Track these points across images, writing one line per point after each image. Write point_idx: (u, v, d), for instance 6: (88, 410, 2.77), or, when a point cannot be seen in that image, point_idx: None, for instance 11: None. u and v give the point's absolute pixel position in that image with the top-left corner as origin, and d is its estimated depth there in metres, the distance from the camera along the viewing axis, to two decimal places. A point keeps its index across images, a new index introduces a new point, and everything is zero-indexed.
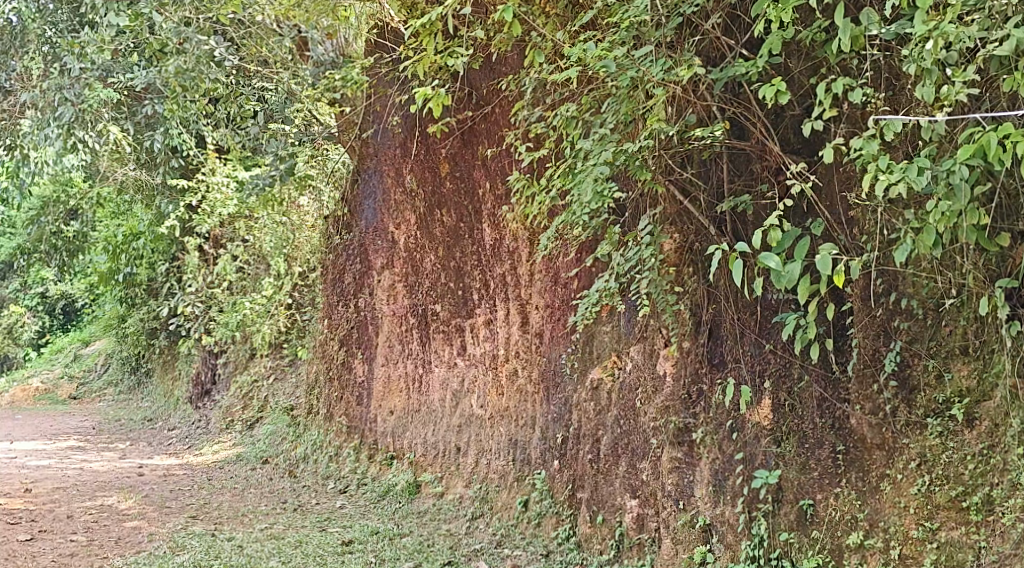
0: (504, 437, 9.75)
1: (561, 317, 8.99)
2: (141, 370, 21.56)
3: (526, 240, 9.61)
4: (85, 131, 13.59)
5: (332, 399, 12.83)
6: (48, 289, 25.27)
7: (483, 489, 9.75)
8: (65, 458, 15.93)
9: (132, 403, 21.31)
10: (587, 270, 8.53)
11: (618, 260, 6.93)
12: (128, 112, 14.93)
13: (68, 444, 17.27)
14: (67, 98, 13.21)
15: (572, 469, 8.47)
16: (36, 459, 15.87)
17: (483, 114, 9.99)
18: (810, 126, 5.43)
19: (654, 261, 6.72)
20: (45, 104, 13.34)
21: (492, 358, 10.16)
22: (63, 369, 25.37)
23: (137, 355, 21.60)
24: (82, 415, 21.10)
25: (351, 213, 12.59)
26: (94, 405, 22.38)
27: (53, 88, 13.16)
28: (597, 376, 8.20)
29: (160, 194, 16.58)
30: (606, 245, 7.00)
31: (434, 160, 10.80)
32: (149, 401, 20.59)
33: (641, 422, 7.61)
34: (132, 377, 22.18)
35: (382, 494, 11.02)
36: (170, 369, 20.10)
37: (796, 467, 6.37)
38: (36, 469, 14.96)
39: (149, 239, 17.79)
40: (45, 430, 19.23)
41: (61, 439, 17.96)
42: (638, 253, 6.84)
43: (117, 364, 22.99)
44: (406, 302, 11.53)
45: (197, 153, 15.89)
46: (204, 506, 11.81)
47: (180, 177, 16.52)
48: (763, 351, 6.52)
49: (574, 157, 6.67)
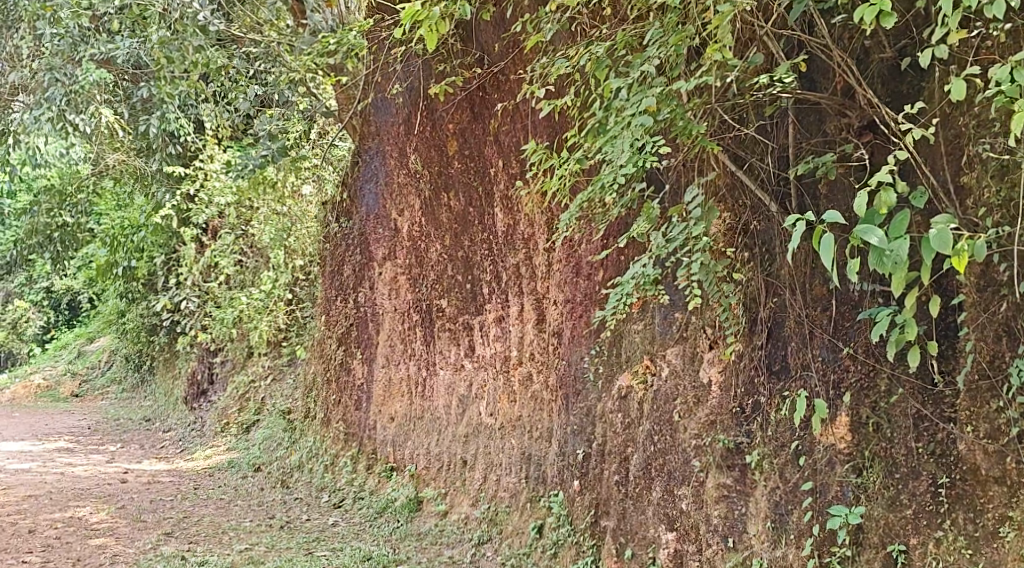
0: (515, 450, 8.47)
1: (583, 313, 7.65)
2: (144, 369, 20.24)
3: (544, 224, 8.37)
4: (76, 115, 12.55)
5: (329, 402, 11.55)
6: (52, 285, 23.96)
7: (491, 510, 8.48)
8: (49, 461, 14.74)
9: (134, 403, 20.01)
10: (617, 257, 7.25)
11: (658, 241, 5.50)
12: (122, 95, 13.59)
13: (53, 446, 16.08)
14: (59, 79, 12.04)
15: (594, 492, 7.19)
16: (16, 462, 14.68)
17: (497, 82, 8.75)
18: (929, 55, 4.38)
19: (707, 239, 5.38)
20: (36, 87, 12.29)
21: (504, 360, 8.87)
22: (66, 366, 23.98)
23: (138, 353, 20.29)
24: (81, 414, 19.83)
25: (350, 199, 11.34)
26: (96, 404, 21.08)
27: (44, 68, 11.99)
28: (625, 384, 6.91)
29: (159, 183, 15.64)
30: (642, 221, 5.60)
31: (440, 137, 9.53)
32: (150, 401, 19.26)
33: (678, 440, 6.21)
34: (133, 375, 20.87)
35: (378, 512, 9.72)
36: (172, 366, 18.84)
37: (883, 503, 5.10)
38: (13, 473, 13.76)
39: (149, 231, 16.34)
40: (38, 429, 18.05)
41: (50, 440, 16.72)
42: (685, 231, 5.45)
43: (120, 361, 21.60)
44: (408, 296, 10.23)
45: (196, 139, 14.83)
46: (183, 520, 10.56)
47: (178, 164, 15.34)
48: (839, 357, 5.25)
49: (605, 109, 5.36)
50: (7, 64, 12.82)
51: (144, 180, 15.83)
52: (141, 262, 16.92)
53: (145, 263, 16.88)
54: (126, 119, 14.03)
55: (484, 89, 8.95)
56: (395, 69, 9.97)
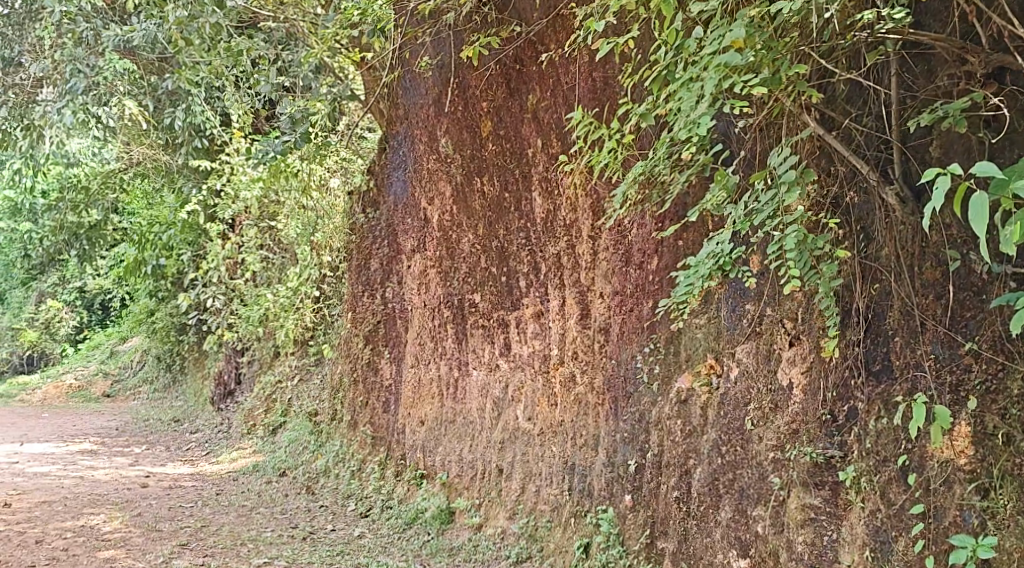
0: (557, 459, 7.61)
1: (634, 307, 6.72)
2: (175, 369, 19.43)
3: (588, 208, 7.50)
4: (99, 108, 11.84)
5: (356, 404, 10.71)
6: (82, 284, 23.14)
7: (530, 525, 7.62)
8: (69, 464, 13.99)
9: (164, 403, 19.19)
10: (672, 243, 6.40)
11: (741, 212, 4.62)
12: (146, 87, 12.82)
13: (77, 448, 15.37)
14: (81, 69, 11.28)
15: (650, 509, 6.30)
16: (36, 465, 13.96)
17: (535, 53, 7.90)
18: None
19: (803, 210, 4.47)
20: (58, 78, 11.50)
21: (545, 360, 7.98)
22: (99, 366, 23.08)
23: (169, 353, 19.49)
24: (109, 416, 19.04)
25: (379, 187, 10.55)
26: (128, 404, 20.30)
27: (66, 59, 11.24)
28: (686, 385, 6.03)
29: (185, 177, 14.87)
30: (719, 190, 4.78)
31: (473, 117, 8.66)
32: (179, 403, 18.44)
33: (751, 452, 5.40)
34: (164, 376, 20.01)
35: (408, 523, 8.87)
36: (202, 367, 18.07)
37: (1017, 533, 4.33)
38: (31, 477, 13.04)
39: (177, 229, 15.36)
40: (63, 431, 17.30)
41: (74, 442, 15.98)
42: (774, 201, 4.57)
43: (150, 361, 20.71)
44: (436, 292, 9.32)
45: (223, 131, 14.04)
46: (201, 530, 9.75)
47: (204, 157, 14.55)
48: (956, 353, 4.54)
49: (677, 55, 4.69)
50: (27, 55, 11.73)
51: (171, 174, 15.09)
52: (171, 261, 16.00)
53: (174, 262, 15.92)
54: (151, 110, 13.26)
55: (521, 62, 8.09)
56: (424, 45, 9.13)
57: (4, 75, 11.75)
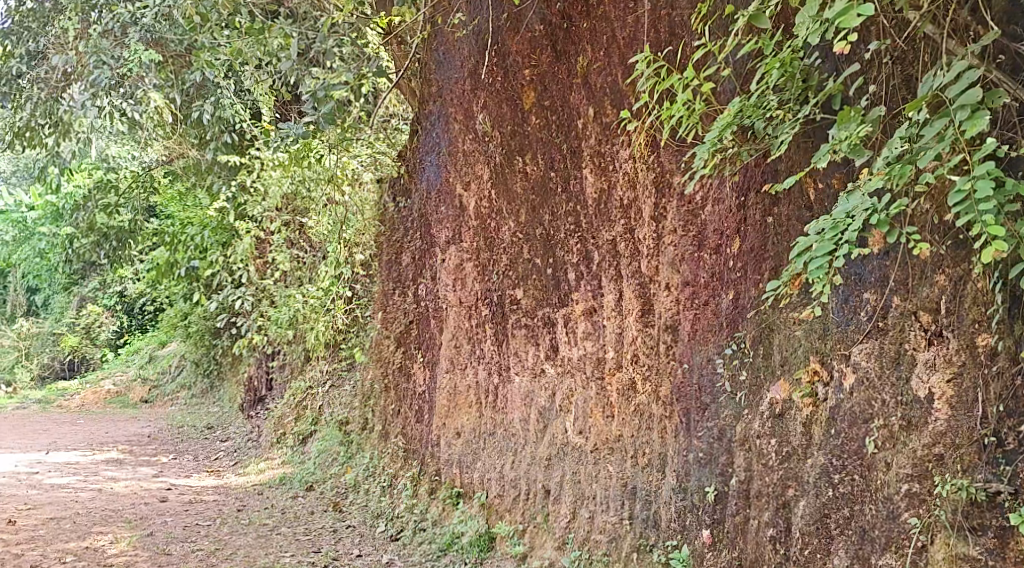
0: (614, 481, 6.40)
1: (711, 301, 5.40)
2: (212, 375, 18.25)
3: (650, 185, 6.25)
4: (122, 99, 10.53)
5: (389, 412, 9.54)
6: (118, 289, 21.87)
7: (583, 559, 6.40)
8: (91, 475, 12.90)
9: (202, 408, 18.04)
10: (759, 219, 5.10)
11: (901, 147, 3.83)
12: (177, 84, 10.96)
13: (104, 457, 14.31)
14: (105, 60, 9.94)
15: (736, 549, 5.01)
16: (56, 476, 12.89)
17: (587, 5, 6.71)
18: None
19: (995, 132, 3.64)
20: (81, 69, 10.19)
21: (598, 364, 6.71)
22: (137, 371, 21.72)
23: (207, 357, 18.32)
24: (144, 423, 17.93)
25: (411, 174, 9.34)
26: (166, 410, 19.14)
27: (89, 49, 9.91)
28: (781, 395, 4.82)
29: (214, 174, 13.70)
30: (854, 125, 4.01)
31: (513, 86, 7.43)
32: (217, 409, 17.30)
33: (879, 488, 4.39)
34: (201, 382, 18.77)
35: (442, 550, 7.65)
36: (239, 373, 16.92)
37: None
38: (45, 489, 11.93)
39: (208, 229, 14.09)
40: (92, 439, 16.22)
41: (102, 451, 14.90)
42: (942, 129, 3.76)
43: (188, 366, 19.42)
44: (475, 287, 8.06)
45: (255, 125, 12.88)
46: (216, 554, 8.54)
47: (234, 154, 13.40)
48: None
49: None
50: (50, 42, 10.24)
51: (201, 172, 13.89)
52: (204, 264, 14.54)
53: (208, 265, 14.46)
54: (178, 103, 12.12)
55: (569, 19, 6.89)
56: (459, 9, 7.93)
57: (29, 69, 10.42)
